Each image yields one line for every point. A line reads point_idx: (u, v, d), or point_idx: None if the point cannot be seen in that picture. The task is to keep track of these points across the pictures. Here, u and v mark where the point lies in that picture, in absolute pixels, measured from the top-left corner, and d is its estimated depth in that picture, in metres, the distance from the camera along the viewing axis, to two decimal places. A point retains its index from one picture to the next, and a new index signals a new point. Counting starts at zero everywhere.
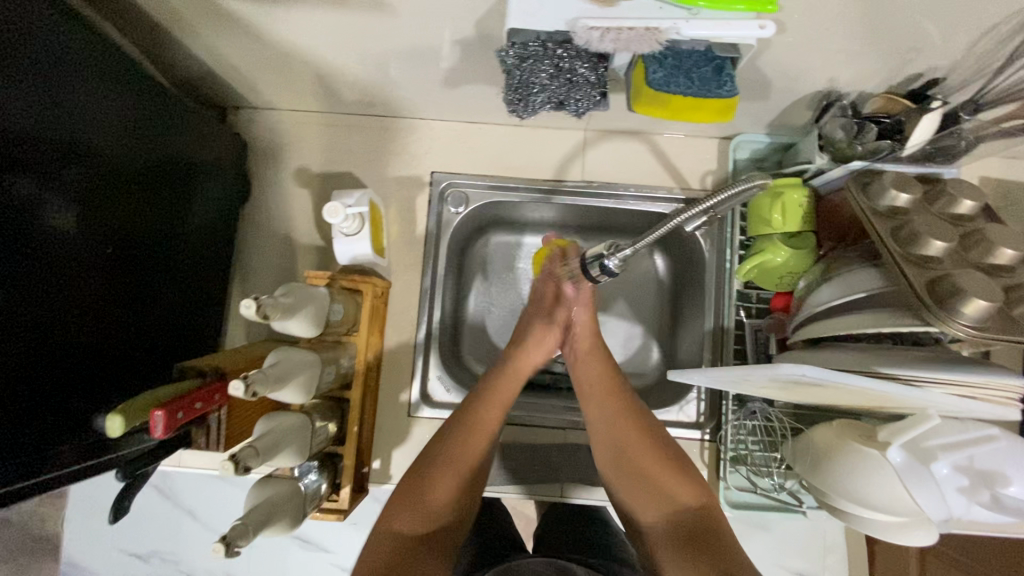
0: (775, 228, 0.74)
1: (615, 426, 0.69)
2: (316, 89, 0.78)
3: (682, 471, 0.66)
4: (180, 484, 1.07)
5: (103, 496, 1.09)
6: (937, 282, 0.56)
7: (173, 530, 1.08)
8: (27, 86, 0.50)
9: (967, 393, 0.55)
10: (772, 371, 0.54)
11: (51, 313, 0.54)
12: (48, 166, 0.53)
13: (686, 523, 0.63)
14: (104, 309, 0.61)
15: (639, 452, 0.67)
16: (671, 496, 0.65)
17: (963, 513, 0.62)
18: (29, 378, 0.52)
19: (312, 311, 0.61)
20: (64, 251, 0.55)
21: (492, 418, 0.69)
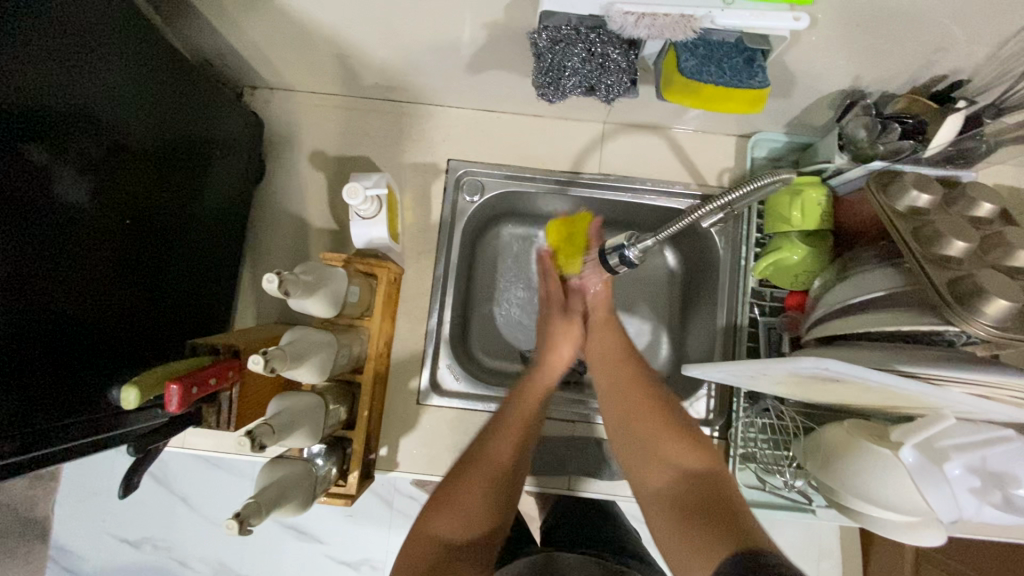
0: (794, 226, 0.74)
1: (633, 398, 0.69)
2: (335, 70, 0.78)
3: (688, 436, 0.64)
4: (178, 468, 1.06)
5: (98, 478, 1.08)
6: (958, 281, 0.56)
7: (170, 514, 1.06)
8: (46, 49, 0.49)
9: (985, 394, 0.55)
10: (793, 365, 0.54)
11: (59, 286, 0.52)
12: (64, 136, 0.52)
13: (693, 488, 0.59)
14: (116, 284, 0.59)
15: (646, 398, 0.69)
16: (676, 463, 0.62)
17: (976, 515, 0.62)
18: (42, 347, 0.50)
19: (330, 291, 0.60)
20: (72, 222, 0.54)
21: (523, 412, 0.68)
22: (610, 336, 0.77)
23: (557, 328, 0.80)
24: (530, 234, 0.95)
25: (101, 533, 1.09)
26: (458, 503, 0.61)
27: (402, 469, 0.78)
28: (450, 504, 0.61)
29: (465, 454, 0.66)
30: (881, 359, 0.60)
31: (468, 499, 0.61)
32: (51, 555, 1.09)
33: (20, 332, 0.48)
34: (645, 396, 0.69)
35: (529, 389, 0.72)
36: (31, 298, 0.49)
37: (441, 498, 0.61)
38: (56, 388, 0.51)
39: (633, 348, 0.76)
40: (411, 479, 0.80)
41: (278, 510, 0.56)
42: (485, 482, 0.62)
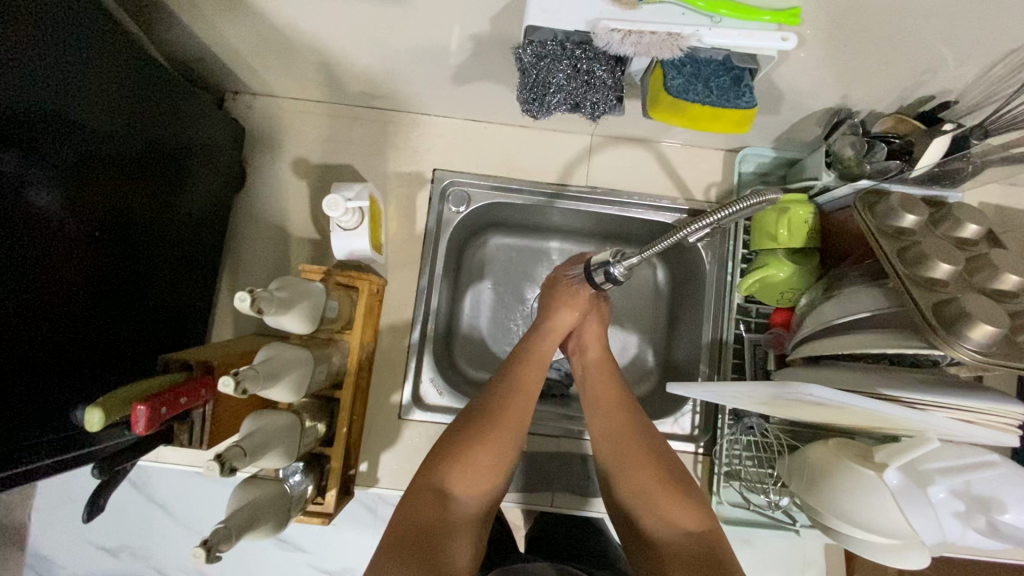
0: (780, 244, 0.73)
1: (626, 452, 0.68)
2: (319, 77, 0.76)
3: (681, 492, 0.65)
4: (155, 479, 1.04)
5: (74, 487, 1.06)
6: (943, 305, 0.56)
7: (148, 524, 1.05)
8: (15, 55, 0.47)
9: (969, 418, 0.55)
10: (778, 389, 0.53)
11: (28, 297, 0.51)
12: (36, 142, 0.50)
13: (689, 548, 0.60)
14: (88, 297, 0.58)
15: (640, 451, 0.68)
16: (672, 522, 0.63)
17: (958, 539, 0.61)
18: (6, 366, 0.48)
19: (308, 307, 0.58)
20: (42, 228, 0.52)
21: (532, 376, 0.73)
22: (603, 376, 0.76)
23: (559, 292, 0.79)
24: (516, 245, 0.95)
25: (79, 542, 1.07)
26: (468, 462, 0.63)
27: (383, 485, 0.77)
28: (466, 463, 0.63)
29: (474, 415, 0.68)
30: (866, 382, 0.59)
31: (478, 460, 0.64)
32: (27, 562, 1.07)
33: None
34: (640, 457, 0.68)
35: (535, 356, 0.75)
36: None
37: (449, 455, 0.64)
38: (23, 408, 0.49)
39: (628, 392, 0.75)
40: (392, 495, 0.78)
41: (256, 534, 0.54)
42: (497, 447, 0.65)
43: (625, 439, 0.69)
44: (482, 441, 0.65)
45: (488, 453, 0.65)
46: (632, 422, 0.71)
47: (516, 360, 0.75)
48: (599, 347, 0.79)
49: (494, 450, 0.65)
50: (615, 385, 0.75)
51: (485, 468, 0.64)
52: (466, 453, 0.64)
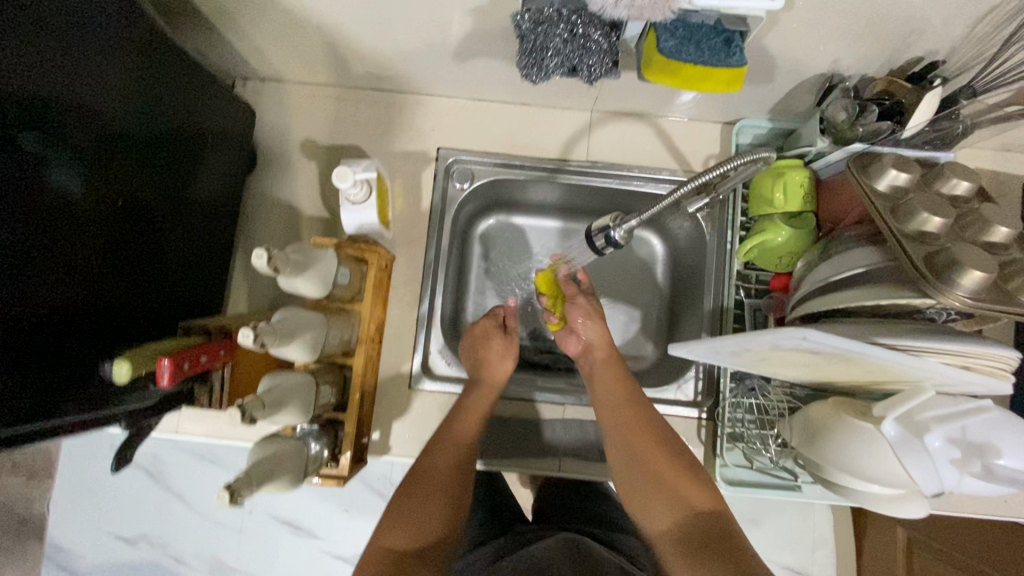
0: (777, 208, 0.75)
1: (638, 444, 0.70)
2: (326, 59, 0.79)
3: (692, 474, 0.68)
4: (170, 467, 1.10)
5: (88, 479, 1.12)
6: (935, 256, 0.57)
7: (162, 513, 1.11)
8: (36, 42, 0.50)
9: (961, 363, 0.57)
10: (774, 336, 0.55)
11: (59, 272, 0.54)
12: (60, 125, 0.53)
13: (700, 527, 0.63)
14: (110, 271, 0.61)
15: (648, 441, 0.71)
16: (683, 502, 0.65)
17: (955, 487, 0.60)
18: (38, 329, 0.52)
19: (322, 270, 0.60)
20: (68, 208, 0.55)
21: (476, 410, 0.74)
22: (609, 367, 0.78)
23: (493, 347, 0.81)
24: (507, 224, 0.98)
25: (95, 534, 1.13)
26: (412, 516, 0.63)
27: (395, 452, 0.79)
28: (403, 518, 0.63)
29: (418, 464, 0.68)
30: (862, 332, 0.61)
31: (422, 513, 0.63)
32: (47, 555, 1.13)
33: (18, 313, 0.49)
34: (653, 447, 0.70)
35: (477, 395, 0.76)
36: (26, 283, 0.50)
37: (397, 511, 0.63)
38: (54, 367, 0.53)
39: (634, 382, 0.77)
40: (404, 463, 0.81)
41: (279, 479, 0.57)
42: (437, 491, 0.65)
43: (638, 429, 0.72)
44: (423, 493, 0.65)
45: (434, 503, 0.64)
46: (642, 411, 0.73)
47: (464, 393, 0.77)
48: (606, 347, 0.80)
49: (437, 499, 0.65)
50: (619, 376, 0.77)
51: (433, 518, 0.63)
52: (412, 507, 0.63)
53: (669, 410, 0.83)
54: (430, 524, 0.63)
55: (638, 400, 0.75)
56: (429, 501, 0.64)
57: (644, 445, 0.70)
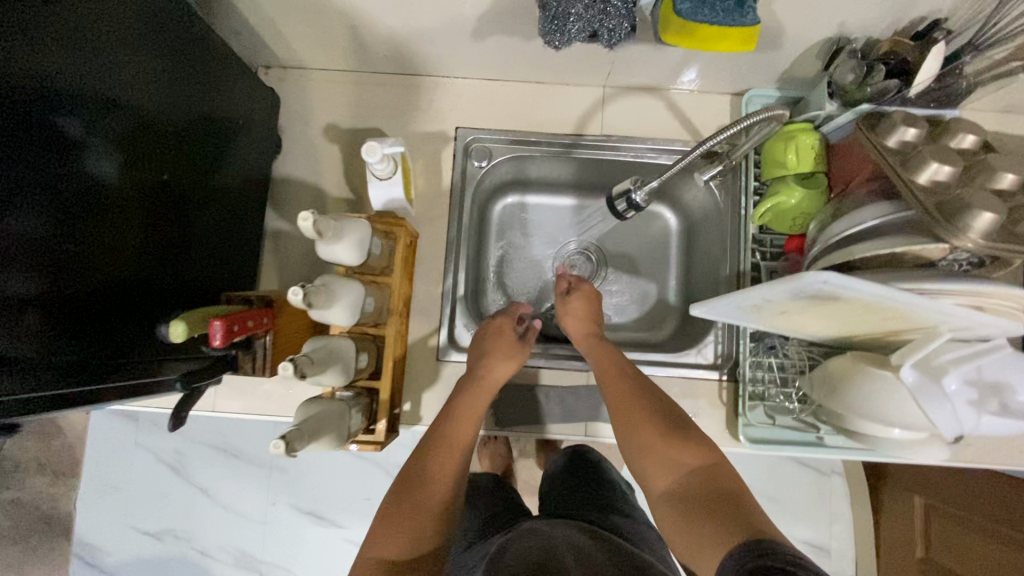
0: (791, 169, 0.77)
1: (634, 416, 0.70)
2: (347, 43, 0.81)
3: (685, 434, 0.68)
4: (193, 466, 1.21)
5: (110, 475, 1.20)
6: (946, 202, 0.60)
7: (188, 506, 1.21)
8: (70, 32, 0.52)
9: (975, 304, 0.59)
10: (795, 283, 0.57)
11: (100, 252, 0.56)
12: (95, 111, 0.55)
13: (698, 485, 0.63)
14: (150, 251, 0.63)
15: (641, 407, 0.71)
16: (679, 462, 0.65)
17: (976, 427, 0.63)
18: (87, 302, 0.54)
19: (359, 236, 0.63)
20: (107, 192, 0.57)
21: (476, 407, 0.73)
22: (608, 354, 0.79)
23: (493, 346, 0.80)
24: (522, 204, 1.02)
25: (123, 527, 1.22)
26: (405, 521, 0.62)
27: (425, 422, 0.82)
28: (398, 524, 0.61)
29: (414, 465, 0.67)
30: (879, 279, 0.63)
31: (420, 517, 0.62)
32: (75, 551, 1.22)
33: (66, 287, 0.52)
34: (645, 413, 0.70)
35: (475, 390, 0.75)
36: (72, 263, 0.53)
37: (389, 518, 0.62)
38: (99, 341, 0.55)
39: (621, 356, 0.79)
40: None
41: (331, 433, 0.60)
42: (434, 493, 0.65)
43: (631, 400, 0.72)
44: (420, 496, 0.64)
45: (429, 506, 0.64)
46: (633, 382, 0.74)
47: (461, 386, 0.75)
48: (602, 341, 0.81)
49: (435, 502, 0.64)
50: (615, 358, 0.78)
51: (429, 523, 0.62)
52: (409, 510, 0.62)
53: (690, 372, 0.85)
54: (426, 531, 0.62)
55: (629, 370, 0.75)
56: (424, 504, 0.63)
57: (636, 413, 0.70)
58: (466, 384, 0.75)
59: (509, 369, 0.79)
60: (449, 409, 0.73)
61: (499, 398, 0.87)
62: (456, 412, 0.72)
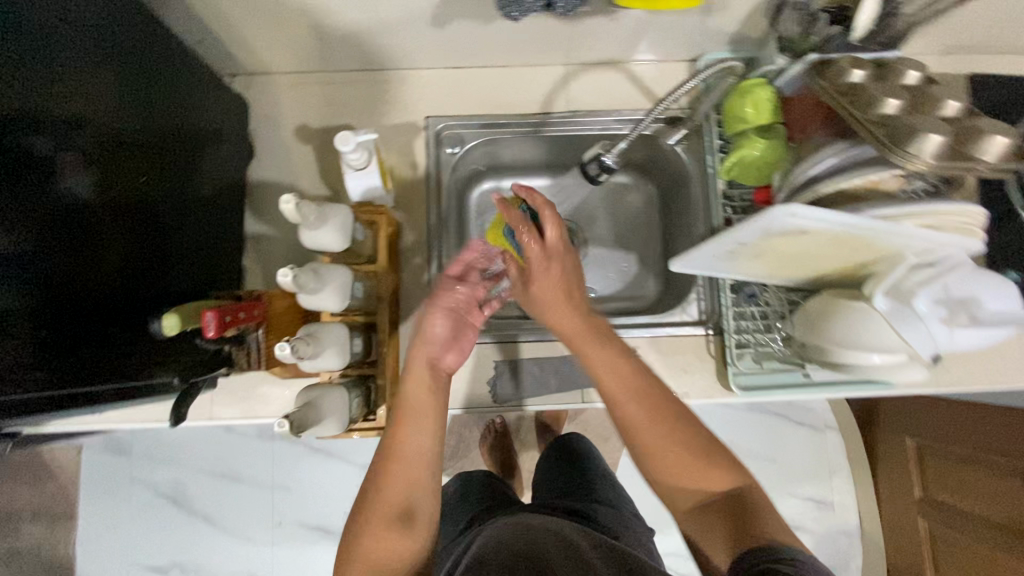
0: (749, 122, 0.80)
1: (652, 435, 0.66)
2: (310, 41, 0.82)
3: (712, 457, 0.65)
4: (194, 494, 1.36)
5: (139, 513, 1.36)
6: (897, 131, 0.63)
7: (195, 534, 1.36)
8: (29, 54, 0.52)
9: (932, 223, 0.63)
10: (764, 219, 0.60)
11: (82, 266, 0.56)
12: (64, 130, 0.55)
13: (724, 506, 0.63)
14: (132, 261, 0.63)
15: (657, 422, 0.66)
16: (706, 487, 0.65)
17: (949, 342, 0.66)
18: (75, 308, 0.55)
19: (341, 220, 0.64)
20: (83, 208, 0.57)
21: (426, 403, 0.68)
22: (600, 350, 0.69)
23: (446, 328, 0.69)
24: (498, 188, 1.03)
25: (129, 564, 1.35)
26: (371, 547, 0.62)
27: None
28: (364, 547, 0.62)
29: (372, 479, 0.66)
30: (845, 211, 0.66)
31: (385, 538, 0.63)
32: None
33: (51, 295, 0.52)
34: (662, 430, 0.66)
35: (427, 382, 0.69)
36: (54, 280, 0.53)
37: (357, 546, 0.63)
38: (92, 347, 0.56)
39: (628, 353, 0.70)
40: None
41: (336, 413, 0.62)
42: (391, 515, 0.63)
43: (634, 410, 0.67)
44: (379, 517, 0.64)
45: (389, 527, 0.63)
46: (650, 389, 0.68)
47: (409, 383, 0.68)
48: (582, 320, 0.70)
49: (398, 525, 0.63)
50: (609, 354, 0.68)
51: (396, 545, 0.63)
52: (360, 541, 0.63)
53: (677, 331, 0.87)
54: (396, 554, 0.62)
55: (643, 374, 0.69)
56: (383, 531, 0.63)
57: (641, 424, 0.66)
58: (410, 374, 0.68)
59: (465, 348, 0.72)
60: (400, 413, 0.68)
61: (494, 376, 0.87)
62: (407, 411, 0.68)
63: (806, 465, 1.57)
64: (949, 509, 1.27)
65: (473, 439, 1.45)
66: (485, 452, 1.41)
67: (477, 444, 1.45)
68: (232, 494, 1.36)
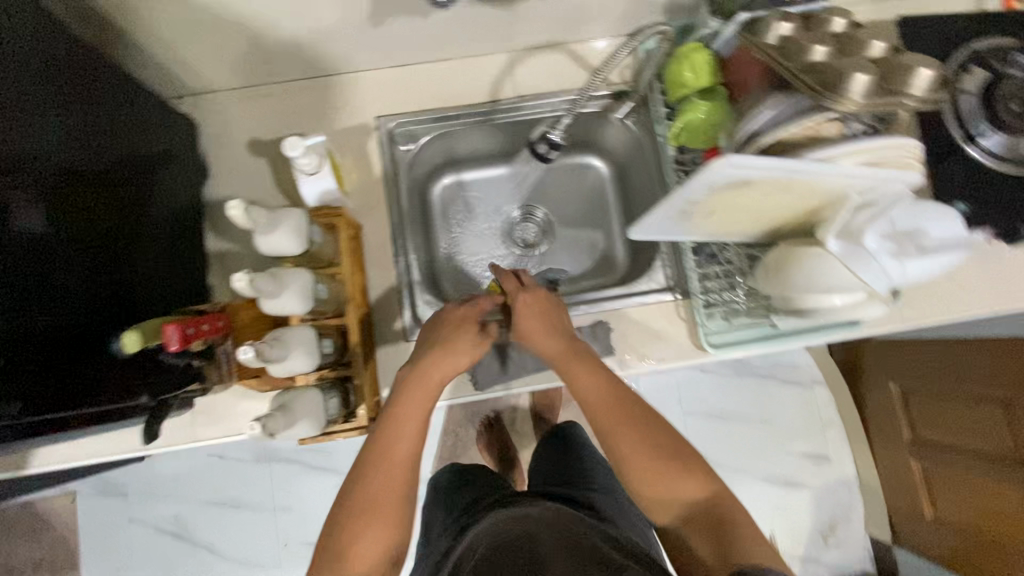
0: (690, 86, 0.82)
1: (625, 447, 0.72)
2: (250, 54, 0.83)
3: (681, 468, 0.71)
4: (194, 525, 1.35)
5: (140, 552, 1.34)
6: (827, 75, 0.65)
7: (199, 565, 1.34)
8: None
9: (870, 160, 0.65)
10: (707, 173, 0.61)
11: (35, 298, 0.55)
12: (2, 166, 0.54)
13: (699, 510, 0.70)
14: (94, 285, 0.63)
15: (632, 434, 0.73)
16: (681, 497, 0.71)
17: (903, 276, 0.68)
18: (29, 339, 0.55)
19: (294, 222, 0.64)
20: (33, 241, 0.56)
21: (411, 408, 0.72)
22: (585, 370, 0.75)
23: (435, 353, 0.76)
24: (458, 182, 1.05)
25: None
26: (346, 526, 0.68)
27: None
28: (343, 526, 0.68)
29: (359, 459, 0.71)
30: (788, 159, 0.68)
31: (361, 525, 0.67)
32: None
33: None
34: (632, 438, 0.72)
35: (413, 391, 0.74)
36: (9, 313, 0.53)
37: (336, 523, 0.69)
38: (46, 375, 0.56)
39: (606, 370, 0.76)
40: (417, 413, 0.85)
41: (309, 414, 0.63)
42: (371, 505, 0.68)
43: (611, 421, 0.73)
44: (361, 504, 0.69)
45: (366, 515, 0.68)
46: (622, 401, 0.74)
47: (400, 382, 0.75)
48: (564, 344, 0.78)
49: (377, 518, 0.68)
50: (591, 372, 0.75)
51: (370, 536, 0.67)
52: (351, 543, 0.67)
53: (647, 299, 0.89)
54: (367, 540, 0.67)
55: (620, 391, 0.75)
56: (362, 522, 0.67)
57: (618, 437, 0.73)
58: (401, 395, 0.73)
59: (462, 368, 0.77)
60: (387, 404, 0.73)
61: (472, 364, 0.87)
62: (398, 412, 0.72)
63: (799, 422, 1.59)
64: (937, 446, 1.30)
65: (469, 437, 1.45)
66: (482, 447, 1.42)
67: (474, 441, 1.45)
68: (234, 521, 1.36)
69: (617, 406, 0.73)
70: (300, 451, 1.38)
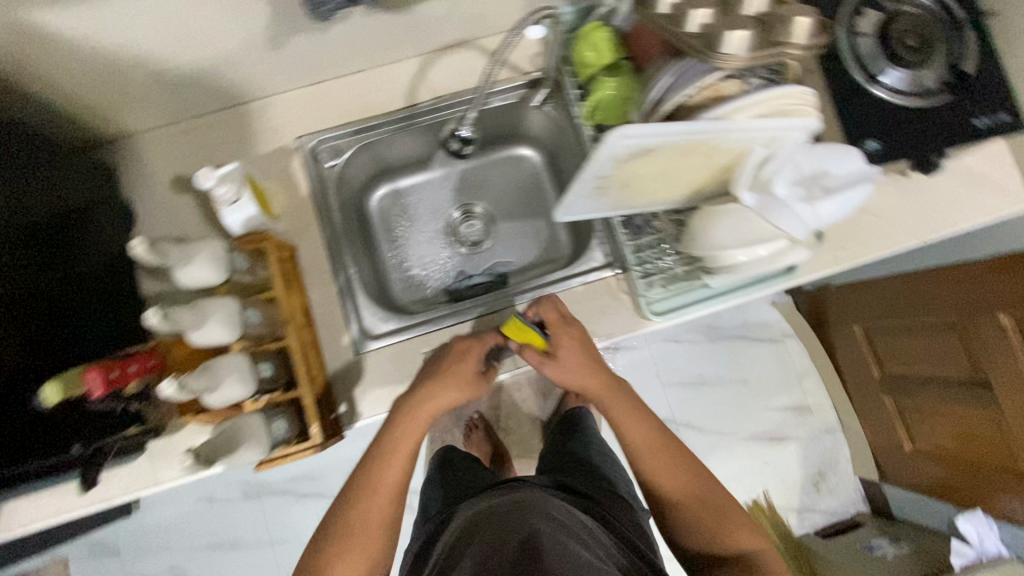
0: (594, 64, 0.84)
1: (677, 490, 0.78)
2: (158, 93, 0.83)
3: (735, 521, 0.76)
4: (191, 571, 1.34)
5: None
6: (710, 35, 0.66)
7: None
8: None
9: (767, 112, 0.67)
10: (604, 148, 0.63)
11: None
12: None
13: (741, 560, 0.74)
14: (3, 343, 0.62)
15: (684, 478, 0.78)
16: (730, 546, 0.75)
17: (816, 218, 0.71)
18: None
19: (211, 253, 0.67)
20: None
21: (402, 443, 0.75)
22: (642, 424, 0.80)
23: (439, 388, 0.77)
24: (395, 191, 1.05)
25: None
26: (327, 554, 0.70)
27: (364, 415, 0.83)
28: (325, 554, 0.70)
29: (349, 484, 0.75)
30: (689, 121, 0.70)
31: (343, 552, 0.70)
32: None
33: None
34: (681, 481, 0.78)
35: (407, 424, 0.75)
36: None
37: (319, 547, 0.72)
38: None
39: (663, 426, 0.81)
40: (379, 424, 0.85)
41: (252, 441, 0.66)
42: (355, 532, 0.71)
43: (662, 466, 0.78)
44: (343, 531, 0.71)
45: (347, 541, 0.71)
46: (679, 455, 0.79)
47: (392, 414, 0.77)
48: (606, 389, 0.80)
49: (360, 548, 0.70)
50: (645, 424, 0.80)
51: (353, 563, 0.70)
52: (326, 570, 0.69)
53: (589, 277, 0.90)
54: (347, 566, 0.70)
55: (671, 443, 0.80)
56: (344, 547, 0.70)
57: (671, 480, 0.78)
58: (393, 433, 0.75)
59: (457, 401, 0.78)
60: (380, 435, 0.76)
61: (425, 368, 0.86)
62: (386, 443, 0.75)
63: (774, 377, 1.63)
64: (905, 380, 1.33)
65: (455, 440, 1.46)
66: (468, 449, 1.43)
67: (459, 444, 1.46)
68: (230, 561, 1.34)
69: (676, 461, 0.78)
70: (287, 481, 1.37)
